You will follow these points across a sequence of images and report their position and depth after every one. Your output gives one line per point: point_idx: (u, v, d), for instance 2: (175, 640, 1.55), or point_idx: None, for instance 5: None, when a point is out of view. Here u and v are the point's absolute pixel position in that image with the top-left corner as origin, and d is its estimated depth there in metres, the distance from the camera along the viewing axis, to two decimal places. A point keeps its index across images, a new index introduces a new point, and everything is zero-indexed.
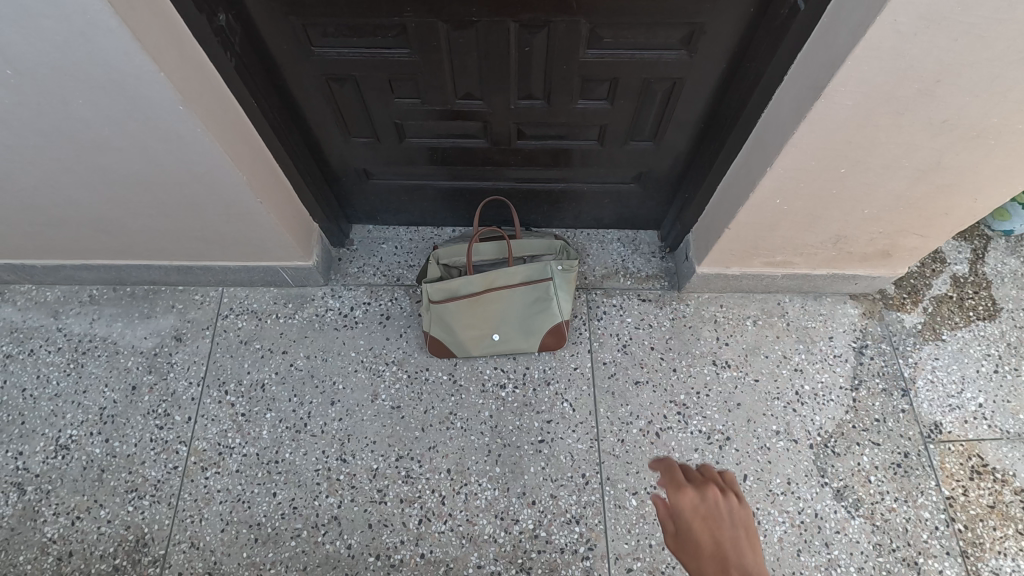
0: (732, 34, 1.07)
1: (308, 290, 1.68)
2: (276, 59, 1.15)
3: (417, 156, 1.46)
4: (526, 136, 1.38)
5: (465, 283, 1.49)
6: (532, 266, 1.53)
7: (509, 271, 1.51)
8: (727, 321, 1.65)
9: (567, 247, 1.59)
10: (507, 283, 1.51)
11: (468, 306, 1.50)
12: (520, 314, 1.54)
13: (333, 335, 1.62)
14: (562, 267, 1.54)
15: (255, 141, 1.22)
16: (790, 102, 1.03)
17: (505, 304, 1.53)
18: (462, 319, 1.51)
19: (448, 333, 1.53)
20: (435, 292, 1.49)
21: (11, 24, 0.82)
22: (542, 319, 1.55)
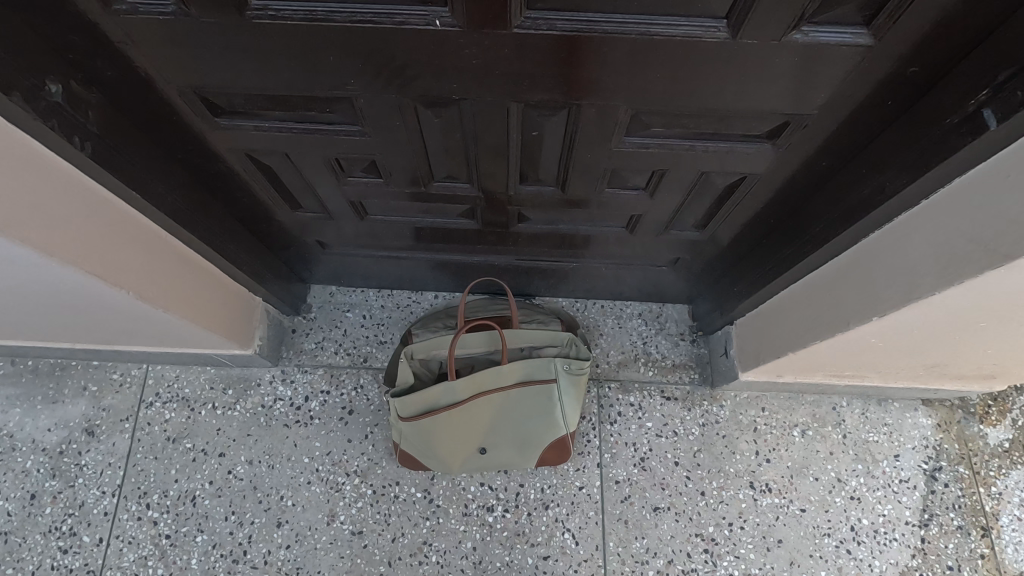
0: (843, 129, 0.71)
1: (253, 373, 1.36)
2: (169, 130, 0.79)
3: (384, 231, 1.10)
4: (530, 219, 1.02)
5: (444, 389, 1.17)
6: (531, 362, 1.21)
7: (500, 372, 1.19)
8: (769, 430, 1.33)
9: (575, 340, 1.27)
10: (499, 385, 1.20)
11: (449, 418, 1.18)
12: (516, 423, 1.23)
13: (282, 434, 1.31)
14: (569, 364, 1.22)
15: (147, 234, 0.87)
16: (933, 245, 0.68)
17: (496, 412, 1.21)
18: (443, 433, 1.19)
19: (424, 450, 1.21)
20: (406, 401, 1.17)
21: None
22: (544, 428, 1.24)
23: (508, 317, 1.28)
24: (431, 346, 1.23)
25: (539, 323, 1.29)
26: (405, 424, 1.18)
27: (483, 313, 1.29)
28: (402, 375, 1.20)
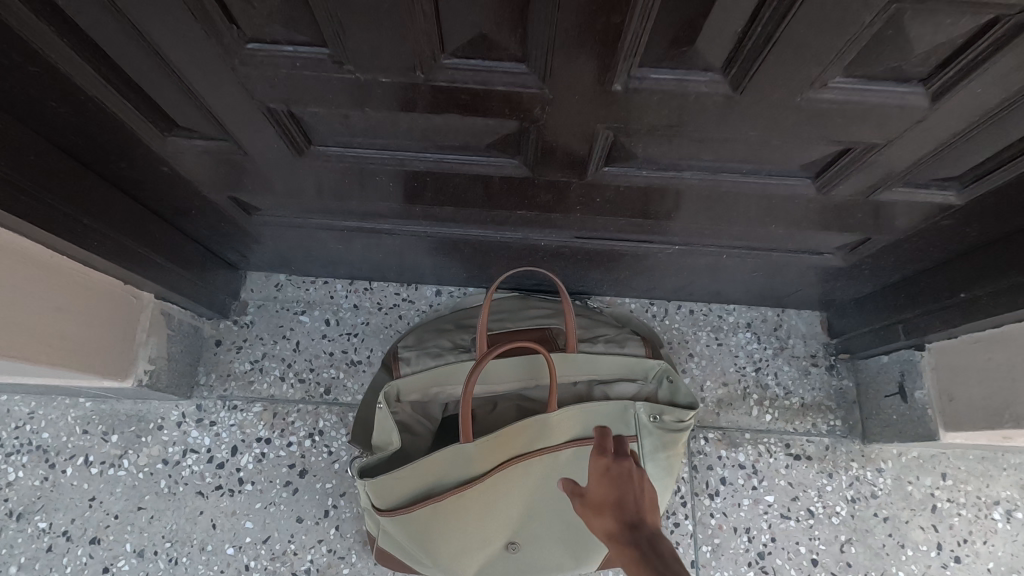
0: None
1: (152, 409, 0.88)
2: None
3: (350, 188, 0.61)
4: (629, 164, 0.53)
5: (451, 458, 0.68)
6: (595, 407, 0.72)
7: (541, 427, 0.70)
8: (957, 512, 0.86)
9: (671, 373, 0.76)
10: (543, 448, 0.71)
11: (460, 507, 0.69)
12: (571, 506, 0.74)
13: (193, 508, 0.84)
14: (659, 410, 0.73)
15: None
16: None
17: (539, 490, 0.73)
18: (450, 531, 0.70)
19: (419, 556, 0.72)
20: (386, 481, 0.68)
21: None
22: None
23: (555, 334, 0.79)
24: (429, 383, 0.75)
25: (609, 344, 0.79)
26: (385, 517, 0.69)
27: (515, 327, 0.79)
28: (381, 432, 0.71)
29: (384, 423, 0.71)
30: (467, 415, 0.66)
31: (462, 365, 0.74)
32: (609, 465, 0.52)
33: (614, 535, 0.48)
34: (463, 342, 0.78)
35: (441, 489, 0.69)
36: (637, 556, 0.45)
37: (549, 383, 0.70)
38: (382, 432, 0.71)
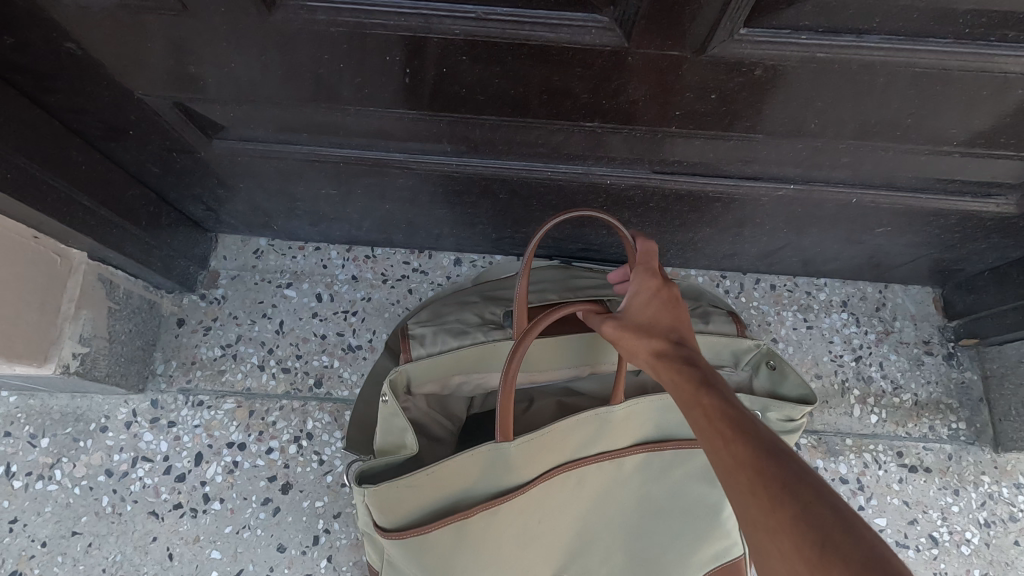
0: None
1: (93, 407, 0.68)
2: None
3: (347, 86, 0.42)
4: (780, 22, 0.34)
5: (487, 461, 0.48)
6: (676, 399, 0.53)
7: (607, 422, 0.51)
8: None
9: (774, 357, 0.59)
10: (607, 449, 0.52)
11: (500, 534, 0.50)
12: (641, 528, 0.55)
13: (143, 535, 0.65)
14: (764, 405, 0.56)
15: None
16: None
17: (600, 509, 0.54)
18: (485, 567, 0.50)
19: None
20: (395, 487, 0.47)
21: None
22: (698, 533, 0.57)
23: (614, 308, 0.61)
24: (450, 370, 0.56)
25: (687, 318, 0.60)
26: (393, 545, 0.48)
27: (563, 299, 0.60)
28: (387, 436, 0.52)
29: (391, 423, 0.52)
30: (504, 411, 0.46)
31: (497, 346, 0.56)
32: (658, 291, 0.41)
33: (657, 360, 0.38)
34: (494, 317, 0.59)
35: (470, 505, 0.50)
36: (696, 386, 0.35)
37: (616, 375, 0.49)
38: (391, 435, 0.52)
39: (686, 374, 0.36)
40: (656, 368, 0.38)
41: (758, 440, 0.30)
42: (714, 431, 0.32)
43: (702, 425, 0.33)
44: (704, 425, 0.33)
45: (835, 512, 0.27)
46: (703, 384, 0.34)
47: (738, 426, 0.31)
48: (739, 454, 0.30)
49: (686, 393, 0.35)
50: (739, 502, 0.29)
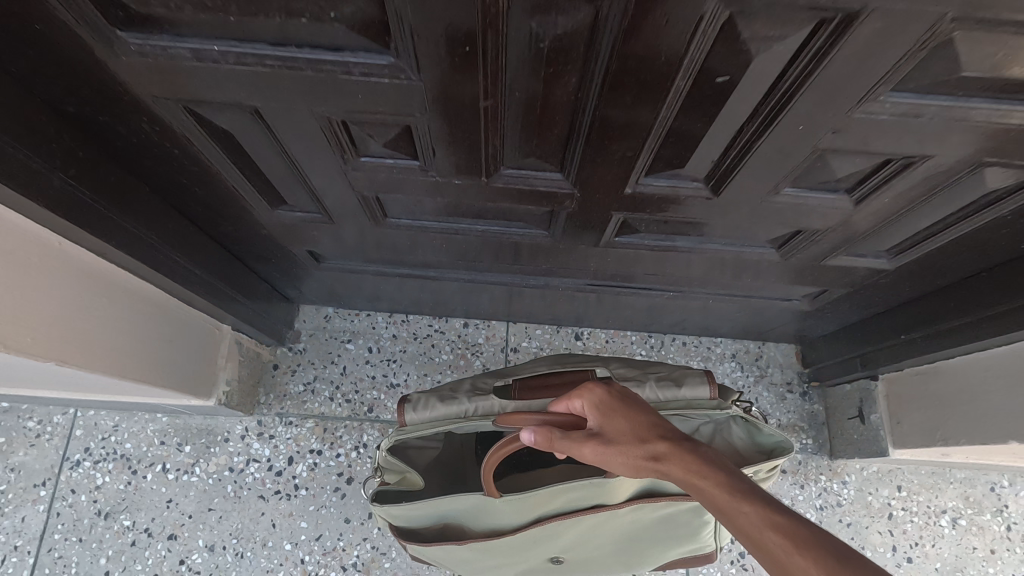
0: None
1: (219, 425, 1.01)
2: (48, 74, 0.44)
3: (409, 246, 0.76)
4: (634, 236, 0.68)
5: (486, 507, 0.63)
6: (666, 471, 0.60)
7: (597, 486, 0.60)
8: (909, 519, 1.00)
9: (749, 420, 0.65)
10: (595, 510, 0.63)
11: (498, 545, 0.67)
12: (618, 542, 0.71)
13: (257, 510, 0.97)
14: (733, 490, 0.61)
15: (26, 241, 0.53)
16: None
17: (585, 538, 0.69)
18: (483, 556, 0.71)
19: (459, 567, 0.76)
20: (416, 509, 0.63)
21: None
22: (667, 545, 0.73)
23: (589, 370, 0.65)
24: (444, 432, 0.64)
25: (662, 384, 0.64)
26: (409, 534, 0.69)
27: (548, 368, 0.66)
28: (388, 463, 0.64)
29: (393, 465, 0.64)
30: (489, 474, 0.58)
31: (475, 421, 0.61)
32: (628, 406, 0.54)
33: (657, 458, 0.51)
34: (485, 386, 0.66)
35: (473, 524, 0.67)
36: (711, 480, 0.48)
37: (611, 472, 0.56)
38: (391, 467, 0.65)
39: (722, 488, 0.47)
40: (693, 490, 0.49)
41: (797, 536, 0.41)
42: (748, 514, 0.44)
43: (748, 532, 0.44)
44: (751, 533, 0.43)
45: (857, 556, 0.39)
46: (736, 493, 0.46)
47: (770, 507, 0.44)
48: (785, 549, 0.41)
49: (725, 499, 0.46)
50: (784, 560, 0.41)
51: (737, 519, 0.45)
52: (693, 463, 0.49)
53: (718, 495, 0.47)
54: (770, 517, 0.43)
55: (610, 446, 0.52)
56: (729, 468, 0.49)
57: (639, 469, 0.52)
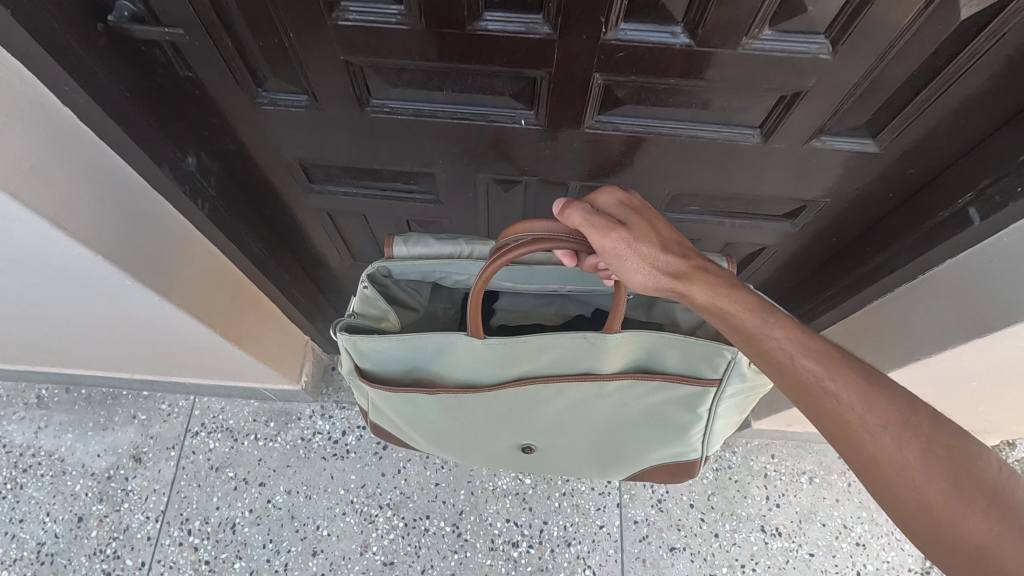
0: (880, 201, 0.86)
1: (294, 407, 1.45)
2: (267, 193, 0.94)
3: None
4: None
5: (478, 358, 0.73)
6: (661, 341, 0.72)
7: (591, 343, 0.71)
8: (779, 477, 1.42)
9: None
10: (578, 372, 0.75)
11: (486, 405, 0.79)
12: (585, 419, 0.84)
13: (320, 466, 1.39)
14: (739, 391, 0.78)
15: (237, 282, 0.98)
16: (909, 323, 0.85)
17: (561, 410, 0.81)
18: (461, 417, 0.84)
19: (437, 432, 0.91)
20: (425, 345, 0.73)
21: None
22: (625, 432, 0.87)
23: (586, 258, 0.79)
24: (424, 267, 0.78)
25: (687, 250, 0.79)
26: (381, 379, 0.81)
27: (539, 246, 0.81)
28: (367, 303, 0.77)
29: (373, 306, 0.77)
30: (473, 311, 0.67)
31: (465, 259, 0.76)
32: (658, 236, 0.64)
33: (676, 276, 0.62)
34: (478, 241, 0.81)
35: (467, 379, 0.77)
36: (736, 304, 0.61)
37: (613, 312, 0.68)
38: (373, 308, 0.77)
39: (755, 315, 0.59)
40: (716, 316, 0.61)
41: (829, 361, 0.56)
42: (787, 340, 0.58)
43: (787, 367, 0.57)
44: (785, 354, 0.57)
45: (875, 378, 0.55)
46: (767, 321, 0.59)
47: (805, 338, 0.58)
48: (821, 376, 0.55)
49: (757, 325, 0.59)
50: (819, 376, 0.55)
51: (779, 359, 0.57)
52: (715, 289, 0.61)
53: (752, 322, 0.59)
54: (803, 349, 0.57)
55: (639, 268, 0.62)
56: (754, 298, 0.61)
57: (661, 288, 0.63)
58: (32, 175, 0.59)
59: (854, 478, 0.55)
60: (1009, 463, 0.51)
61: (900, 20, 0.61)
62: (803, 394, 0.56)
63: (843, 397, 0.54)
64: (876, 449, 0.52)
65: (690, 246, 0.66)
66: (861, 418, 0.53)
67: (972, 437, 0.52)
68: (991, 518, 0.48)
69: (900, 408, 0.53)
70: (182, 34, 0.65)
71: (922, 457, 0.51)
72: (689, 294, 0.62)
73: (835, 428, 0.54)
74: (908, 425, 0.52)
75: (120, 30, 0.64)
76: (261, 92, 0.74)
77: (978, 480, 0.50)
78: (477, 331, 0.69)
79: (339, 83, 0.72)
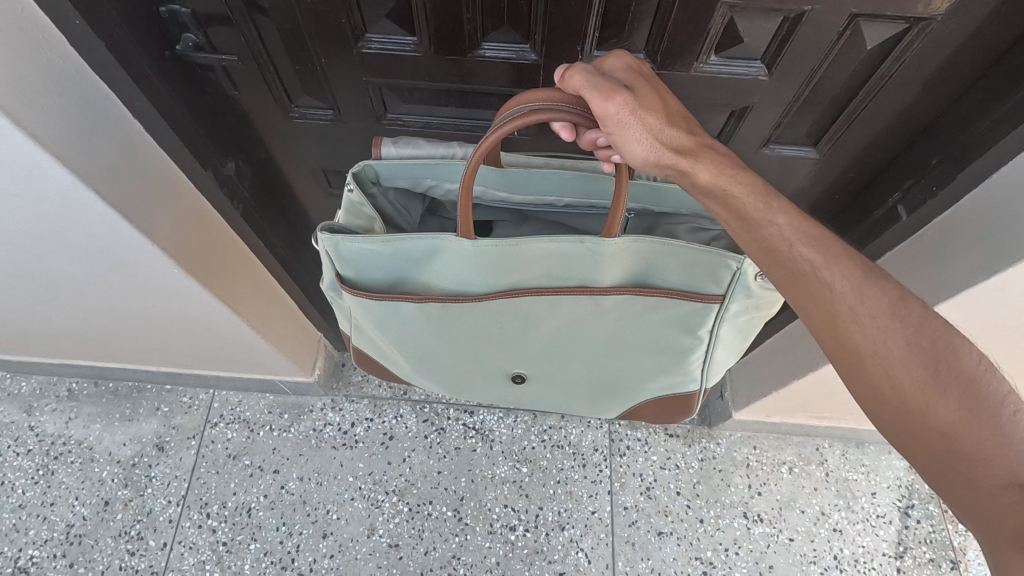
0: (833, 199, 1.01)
1: (307, 400, 1.55)
2: (291, 196, 1.07)
3: None
4: None
5: (472, 265, 0.74)
6: (662, 253, 0.72)
7: (588, 251, 0.71)
8: (761, 466, 1.51)
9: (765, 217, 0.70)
10: (575, 284, 0.76)
11: (476, 324, 0.83)
12: (576, 344, 0.86)
13: (331, 455, 1.48)
14: (742, 311, 0.78)
15: (262, 277, 1.09)
16: None
17: (556, 327, 0.82)
18: (453, 333, 0.85)
19: (428, 353, 0.92)
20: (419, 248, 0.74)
21: (17, 214, 0.73)
22: (617, 359, 0.89)
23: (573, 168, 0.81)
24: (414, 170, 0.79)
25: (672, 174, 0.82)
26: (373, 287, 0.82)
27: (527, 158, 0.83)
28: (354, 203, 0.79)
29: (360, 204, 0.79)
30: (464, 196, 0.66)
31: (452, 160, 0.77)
32: (666, 110, 0.62)
33: (679, 150, 0.61)
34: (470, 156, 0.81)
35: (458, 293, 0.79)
36: (743, 187, 0.60)
37: (613, 211, 0.67)
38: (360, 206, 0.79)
39: (763, 202, 0.59)
40: (717, 200, 0.62)
41: (830, 252, 0.57)
42: (793, 228, 0.58)
43: (784, 254, 0.58)
44: (788, 241, 0.58)
45: (874, 270, 0.57)
46: (774, 208, 0.59)
47: (810, 228, 0.58)
48: (818, 265, 0.57)
49: (763, 212, 0.59)
50: (818, 264, 0.57)
51: (779, 247, 0.59)
52: (720, 170, 0.61)
53: (757, 208, 0.60)
54: (806, 238, 0.58)
55: (642, 139, 0.60)
56: (758, 181, 0.61)
57: (661, 164, 0.62)
58: (112, 175, 0.70)
59: (836, 363, 0.59)
60: (990, 355, 0.53)
61: (821, 49, 0.77)
62: (797, 281, 0.58)
63: (837, 287, 0.56)
64: (862, 338, 0.55)
65: (696, 124, 0.65)
66: (851, 306, 0.56)
67: (957, 330, 0.54)
68: (960, 400, 0.52)
69: (893, 299, 0.55)
70: (235, 60, 0.80)
71: (905, 344, 0.54)
72: (693, 176, 0.62)
73: (825, 315, 0.57)
74: (897, 315, 0.55)
75: (184, 57, 0.78)
76: (294, 108, 0.89)
77: (955, 368, 0.52)
78: (469, 229, 0.70)
79: (360, 100, 0.87)
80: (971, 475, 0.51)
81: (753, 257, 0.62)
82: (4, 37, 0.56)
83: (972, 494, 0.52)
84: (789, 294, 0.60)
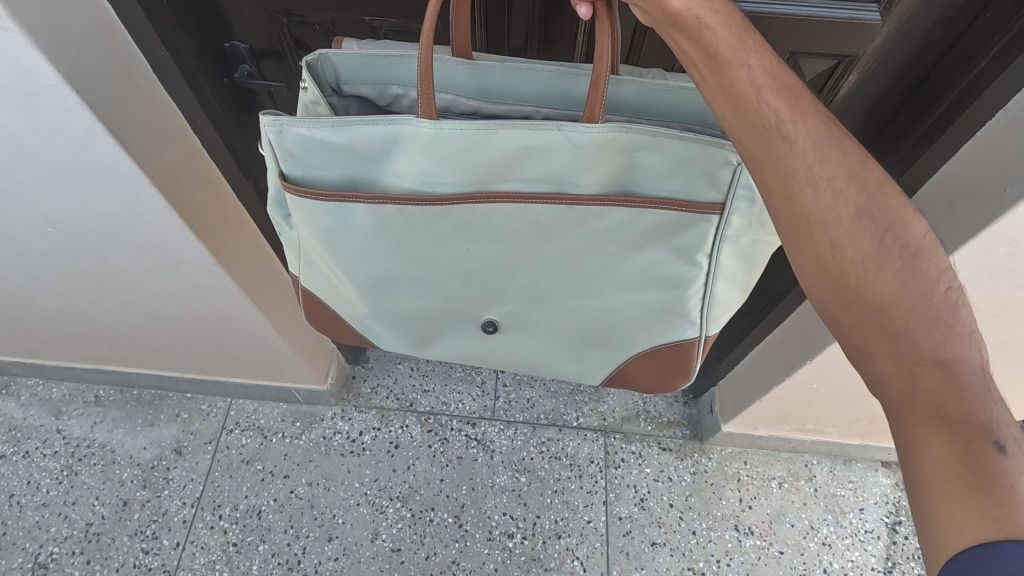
0: None
1: (318, 409, 1.64)
2: None
3: None
4: None
5: (456, 162, 0.78)
6: (644, 152, 0.76)
7: (570, 147, 0.75)
8: (751, 481, 1.57)
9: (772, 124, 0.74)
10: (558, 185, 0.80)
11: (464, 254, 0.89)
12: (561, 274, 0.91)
13: (338, 461, 1.56)
14: (746, 228, 0.82)
15: (285, 281, 1.20)
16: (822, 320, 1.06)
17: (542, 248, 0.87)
18: (438, 243, 0.88)
19: (409, 268, 0.94)
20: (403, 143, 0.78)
21: (87, 211, 0.85)
22: (600, 295, 0.94)
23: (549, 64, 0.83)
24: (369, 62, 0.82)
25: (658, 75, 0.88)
26: (340, 179, 0.85)
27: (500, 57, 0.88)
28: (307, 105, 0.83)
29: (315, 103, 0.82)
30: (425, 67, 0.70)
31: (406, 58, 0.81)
32: None
33: None
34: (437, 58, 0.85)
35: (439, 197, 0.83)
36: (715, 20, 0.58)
37: (592, 95, 0.71)
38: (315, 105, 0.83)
39: (735, 46, 0.57)
40: (689, 41, 0.60)
41: (798, 106, 0.55)
42: (762, 75, 0.56)
43: (749, 103, 0.56)
44: (756, 90, 0.56)
45: (839, 133, 0.55)
46: (746, 54, 0.57)
47: (781, 77, 0.56)
48: (785, 118, 0.55)
49: (734, 57, 0.57)
50: (783, 118, 0.55)
51: (746, 97, 0.56)
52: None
53: (727, 51, 0.57)
54: (775, 89, 0.56)
55: None
56: (736, 17, 0.58)
57: None
58: (172, 177, 0.83)
59: (784, 235, 0.58)
60: (932, 235, 0.55)
61: None
62: (759, 134, 0.56)
63: (799, 144, 0.55)
64: (814, 200, 0.54)
65: None
66: (809, 167, 0.54)
67: (909, 204, 0.55)
68: (898, 279, 0.53)
69: (852, 163, 0.55)
70: (281, 86, 0.98)
71: (854, 214, 0.54)
72: (669, 9, 0.60)
73: (782, 173, 0.55)
74: (853, 180, 0.54)
75: (240, 83, 0.97)
76: None
77: (897, 245, 0.54)
78: (429, 110, 0.74)
79: None
80: (899, 353, 0.53)
81: (715, 109, 0.60)
82: (100, 60, 0.71)
83: (896, 372, 0.53)
84: (745, 153, 0.59)
